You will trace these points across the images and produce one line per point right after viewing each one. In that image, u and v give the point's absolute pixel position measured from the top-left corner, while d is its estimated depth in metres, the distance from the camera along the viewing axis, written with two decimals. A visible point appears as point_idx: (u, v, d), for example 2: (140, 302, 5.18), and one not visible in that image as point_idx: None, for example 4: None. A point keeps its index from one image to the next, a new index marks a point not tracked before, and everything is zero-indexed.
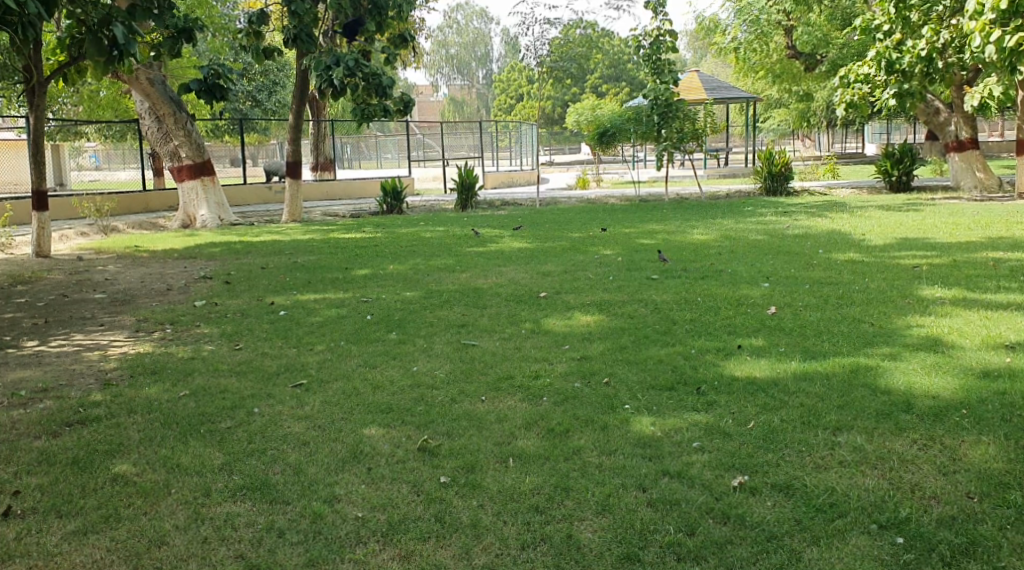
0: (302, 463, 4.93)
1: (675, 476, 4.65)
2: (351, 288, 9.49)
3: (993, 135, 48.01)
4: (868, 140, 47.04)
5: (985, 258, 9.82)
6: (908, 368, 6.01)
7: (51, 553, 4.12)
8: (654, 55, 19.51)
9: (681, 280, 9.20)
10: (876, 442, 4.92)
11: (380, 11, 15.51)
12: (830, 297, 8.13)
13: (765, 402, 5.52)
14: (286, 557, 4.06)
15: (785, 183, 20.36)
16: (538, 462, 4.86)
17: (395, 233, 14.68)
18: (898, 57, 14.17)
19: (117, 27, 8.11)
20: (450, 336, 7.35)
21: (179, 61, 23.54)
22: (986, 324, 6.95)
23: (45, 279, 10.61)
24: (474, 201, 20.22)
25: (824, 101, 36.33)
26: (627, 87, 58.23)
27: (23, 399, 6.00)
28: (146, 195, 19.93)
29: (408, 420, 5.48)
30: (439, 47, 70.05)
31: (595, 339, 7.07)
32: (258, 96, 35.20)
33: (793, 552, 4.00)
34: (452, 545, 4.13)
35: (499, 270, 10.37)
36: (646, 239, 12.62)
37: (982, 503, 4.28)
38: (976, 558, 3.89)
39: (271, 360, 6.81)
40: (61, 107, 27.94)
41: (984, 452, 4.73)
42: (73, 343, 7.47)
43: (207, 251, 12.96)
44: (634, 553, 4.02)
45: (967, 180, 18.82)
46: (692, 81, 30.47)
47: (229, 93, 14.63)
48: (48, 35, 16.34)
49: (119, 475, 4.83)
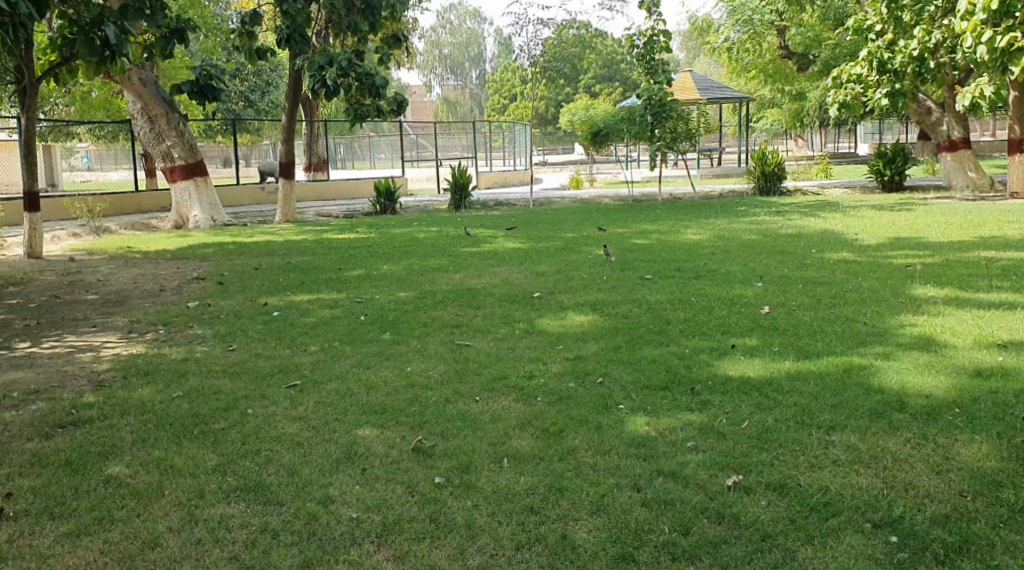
0: (296, 464, 4.92)
1: (670, 475, 4.65)
2: (344, 289, 9.48)
3: (985, 135, 48.13)
4: (861, 140, 47.09)
5: (978, 257, 9.84)
6: (902, 367, 6.02)
7: (44, 556, 4.10)
8: (648, 55, 19.55)
9: (675, 280, 9.21)
10: (870, 441, 4.93)
11: (373, 11, 15.41)
12: (823, 296, 8.14)
13: (759, 402, 5.52)
14: (281, 558, 4.05)
15: (778, 183, 20.41)
16: (533, 462, 4.86)
17: (388, 234, 14.67)
18: (889, 57, 14.42)
19: (109, 27, 8.09)
20: (444, 337, 7.35)
21: (171, 61, 23.53)
22: (979, 323, 6.96)
23: (37, 280, 10.61)
24: (467, 201, 20.21)
25: (817, 101, 36.37)
26: (620, 87, 58.18)
27: (16, 400, 5.99)
28: (138, 196, 19.88)
29: (402, 420, 5.48)
30: (433, 48, 69.80)
31: (589, 339, 7.07)
32: (251, 96, 35.32)
33: (788, 551, 4.01)
34: (448, 545, 4.13)
35: (492, 271, 10.36)
36: (639, 239, 12.64)
37: (976, 502, 4.29)
38: (971, 557, 3.90)
39: (266, 360, 6.81)
40: (52, 107, 27.89)
41: (978, 451, 4.74)
42: (66, 344, 7.46)
43: (200, 252, 12.93)
44: (628, 553, 4.02)
45: (960, 180, 18.86)
46: (685, 81, 30.53)
47: (221, 94, 14.56)
48: (40, 36, 16.31)
49: (112, 476, 4.82)
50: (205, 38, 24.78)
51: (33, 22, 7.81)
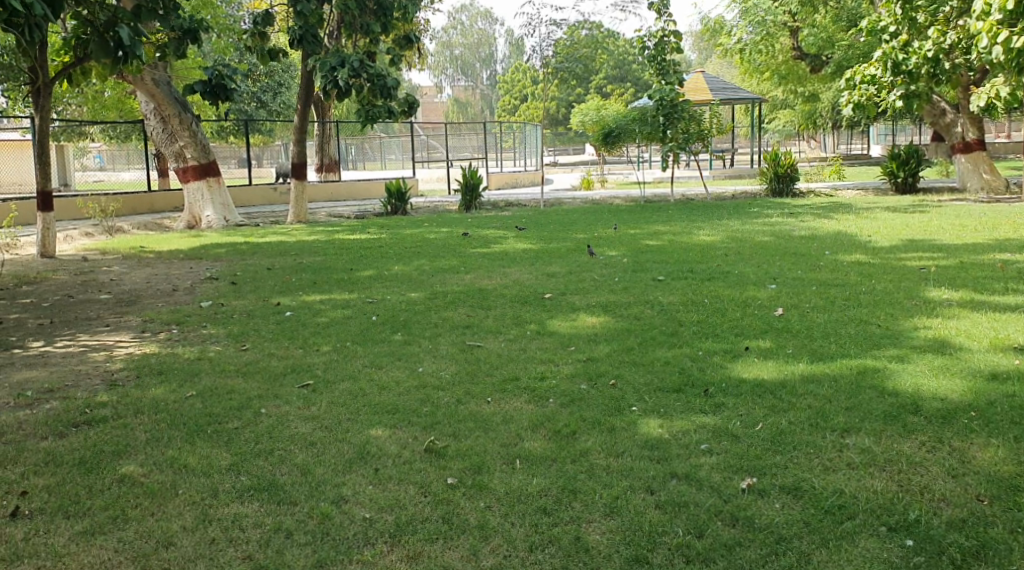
0: (309, 464, 4.91)
1: (684, 478, 4.64)
2: (355, 289, 9.52)
3: (1000, 135, 48.18)
4: (874, 141, 47.13)
5: (994, 259, 9.82)
6: (917, 369, 6.01)
7: (59, 554, 4.11)
8: (659, 56, 19.41)
9: (687, 281, 9.22)
10: (884, 443, 4.91)
11: (386, 12, 15.48)
12: (837, 298, 8.15)
13: (772, 404, 5.50)
14: (294, 558, 4.05)
15: (790, 184, 20.32)
16: (545, 464, 4.85)
17: (400, 233, 14.78)
18: (904, 57, 13.96)
19: (122, 30, 8.08)
20: (455, 337, 7.35)
21: (185, 63, 23.68)
22: (994, 326, 6.95)
23: (51, 279, 10.68)
24: (478, 202, 20.23)
25: (830, 101, 36.22)
26: (632, 88, 58.19)
27: (30, 399, 6.02)
28: (151, 196, 19.97)
29: (415, 421, 5.48)
30: (444, 48, 70.16)
31: (601, 340, 7.07)
32: (263, 97, 35.61)
33: (803, 554, 3.99)
34: (460, 546, 4.12)
35: (503, 271, 10.42)
36: (652, 239, 12.73)
37: (993, 506, 4.26)
38: (987, 560, 3.88)
39: (278, 360, 6.82)
40: (67, 107, 28.04)
41: (995, 455, 4.71)
42: (79, 343, 7.48)
43: (213, 251, 13.04)
44: (642, 555, 4.01)
45: (974, 181, 18.74)
46: (698, 82, 30.40)
47: (233, 94, 14.55)
48: (54, 37, 16.43)
49: (125, 475, 4.83)
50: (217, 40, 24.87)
51: (47, 25, 7.82)
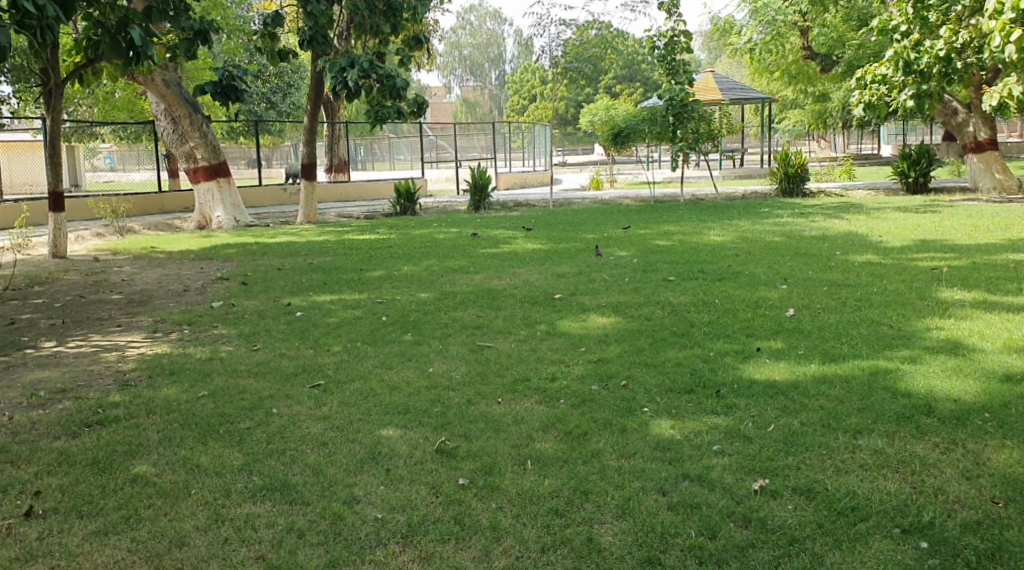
0: (321, 465, 4.92)
1: (696, 479, 4.63)
2: (366, 289, 9.54)
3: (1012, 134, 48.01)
4: (884, 141, 46.97)
5: (1006, 259, 9.77)
6: (929, 370, 5.98)
7: (72, 554, 4.13)
8: (669, 55, 19.36)
9: (697, 281, 9.20)
10: (897, 445, 4.89)
11: (395, 13, 15.51)
12: (848, 298, 8.12)
13: (784, 405, 5.49)
14: (307, 558, 4.05)
15: (801, 184, 20.26)
16: (557, 465, 4.84)
17: (409, 234, 14.80)
18: (916, 57, 13.83)
19: (133, 30, 8.08)
20: (466, 337, 7.35)
21: (195, 64, 23.74)
22: (1007, 326, 6.91)
23: (63, 279, 10.73)
24: (487, 202, 20.23)
25: (841, 100, 36.10)
26: (641, 88, 58.14)
27: (43, 399, 6.04)
28: (162, 196, 20.05)
29: (426, 421, 5.49)
30: (453, 48, 70.21)
31: (612, 340, 7.06)
32: (273, 97, 35.71)
33: (816, 556, 3.98)
34: (472, 547, 4.12)
35: (513, 271, 10.42)
36: (661, 239, 12.72)
37: (1008, 508, 4.24)
38: (1002, 563, 3.86)
39: (289, 360, 6.83)
40: (78, 108, 28.15)
41: (1009, 457, 4.69)
42: (91, 343, 7.51)
43: (223, 251, 13.08)
44: (655, 556, 4.00)
45: (986, 181, 18.66)
46: (707, 82, 30.34)
47: (243, 95, 14.58)
48: (66, 38, 16.49)
49: (138, 475, 4.84)
50: (227, 41, 24.94)
51: (59, 26, 7.83)
